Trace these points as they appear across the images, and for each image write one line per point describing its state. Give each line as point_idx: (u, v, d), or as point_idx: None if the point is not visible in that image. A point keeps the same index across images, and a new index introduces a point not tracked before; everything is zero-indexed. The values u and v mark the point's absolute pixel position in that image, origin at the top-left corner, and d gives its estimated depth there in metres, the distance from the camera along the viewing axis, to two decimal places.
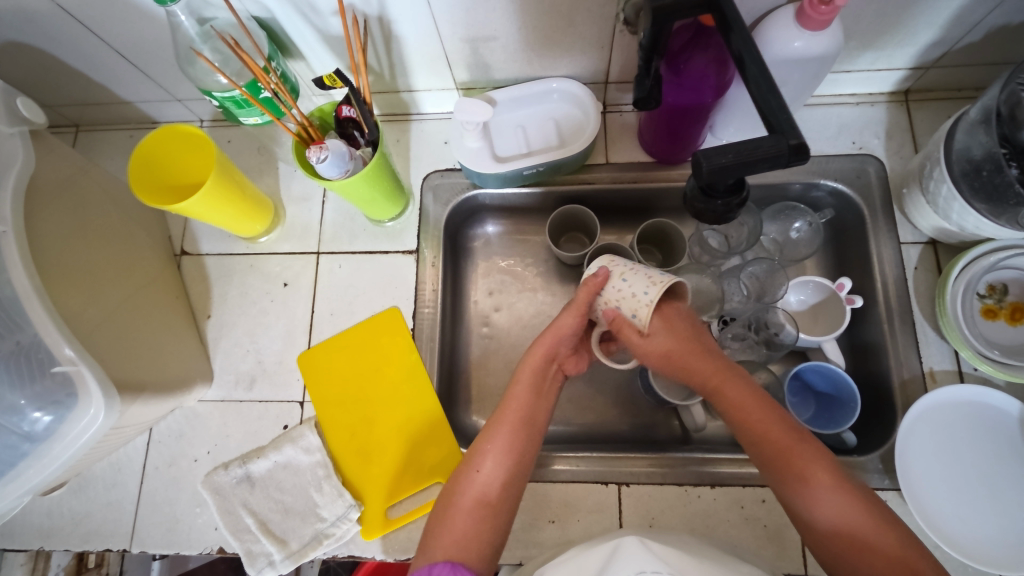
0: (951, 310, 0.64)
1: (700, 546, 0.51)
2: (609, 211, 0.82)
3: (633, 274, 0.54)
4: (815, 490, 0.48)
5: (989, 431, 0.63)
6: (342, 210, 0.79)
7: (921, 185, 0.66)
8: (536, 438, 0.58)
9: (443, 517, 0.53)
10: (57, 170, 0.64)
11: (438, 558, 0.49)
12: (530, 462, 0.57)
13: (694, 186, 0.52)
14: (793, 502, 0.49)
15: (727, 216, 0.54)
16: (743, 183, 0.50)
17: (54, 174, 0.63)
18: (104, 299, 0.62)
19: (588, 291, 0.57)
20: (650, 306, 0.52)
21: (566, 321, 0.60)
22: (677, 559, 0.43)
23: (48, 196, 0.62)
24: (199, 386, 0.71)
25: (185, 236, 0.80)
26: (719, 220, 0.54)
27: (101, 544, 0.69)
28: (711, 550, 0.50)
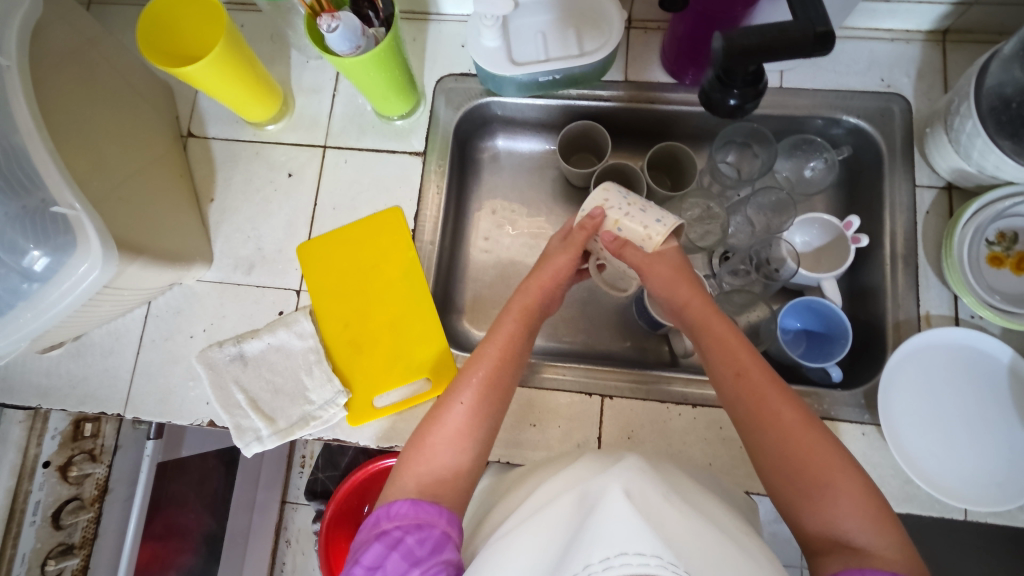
0: (957, 253, 0.63)
1: (676, 482, 0.45)
2: (622, 133, 0.81)
3: (628, 222, 0.58)
4: (799, 447, 0.46)
5: (974, 376, 0.63)
6: (351, 106, 0.78)
7: (946, 123, 0.64)
8: (517, 370, 0.56)
9: (421, 444, 0.51)
10: (65, 37, 0.62)
11: (409, 491, 0.47)
12: (507, 398, 0.54)
13: (711, 75, 0.51)
14: (792, 482, 0.46)
15: (741, 113, 0.53)
16: (762, 77, 0.50)
17: (62, 40, 0.62)
18: (110, 171, 0.62)
19: (585, 233, 0.60)
20: (655, 242, 0.57)
21: (562, 262, 0.61)
22: (664, 510, 0.37)
23: (56, 61, 0.60)
24: (199, 265, 0.72)
25: (192, 117, 0.79)
26: (731, 114, 0.53)
27: (96, 406, 0.71)
28: (687, 491, 0.45)
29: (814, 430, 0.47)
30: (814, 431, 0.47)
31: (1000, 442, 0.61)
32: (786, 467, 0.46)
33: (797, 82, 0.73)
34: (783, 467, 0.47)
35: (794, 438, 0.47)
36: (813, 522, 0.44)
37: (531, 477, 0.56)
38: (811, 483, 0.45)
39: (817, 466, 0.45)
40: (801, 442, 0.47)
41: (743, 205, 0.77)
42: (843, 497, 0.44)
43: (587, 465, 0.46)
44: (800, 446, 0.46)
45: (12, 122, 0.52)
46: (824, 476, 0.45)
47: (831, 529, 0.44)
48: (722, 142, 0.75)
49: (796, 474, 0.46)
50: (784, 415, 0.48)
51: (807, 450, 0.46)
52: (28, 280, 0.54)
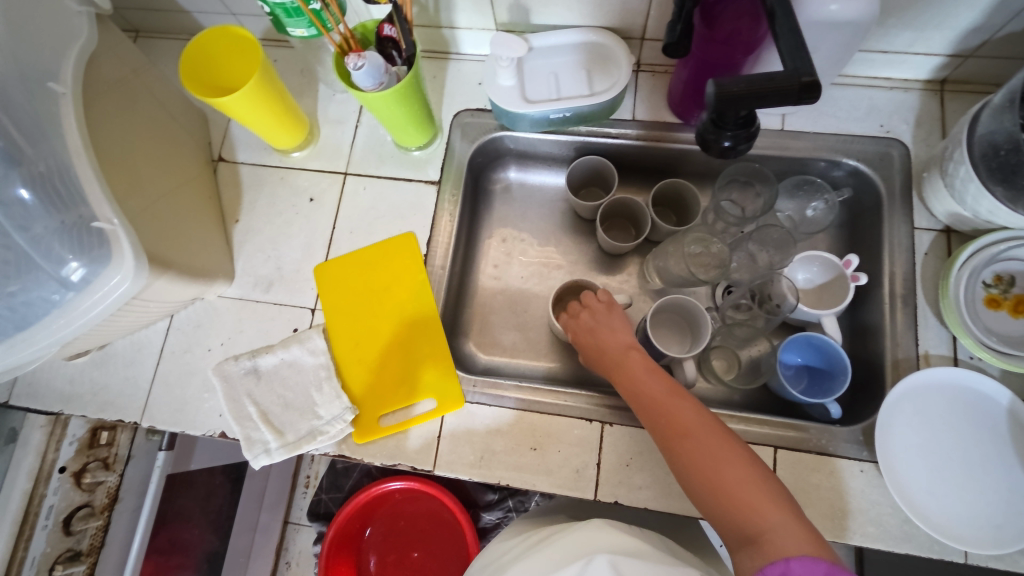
0: (953, 294, 0.64)
1: (653, 547, 0.52)
2: (631, 170, 0.86)
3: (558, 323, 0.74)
4: (701, 455, 0.50)
5: (975, 417, 0.63)
6: (372, 137, 0.82)
7: (942, 168, 0.66)
8: None
9: None
10: (113, 70, 0.67)
11: None
12: None
13: (705, 117, 0.54)
14: (701, 489, 0.50)
15: (733, 153, 0.56)
16: (754, 119, 0.53)
17: (111, 73, 0.67)
18: (147, 192, 0.66)
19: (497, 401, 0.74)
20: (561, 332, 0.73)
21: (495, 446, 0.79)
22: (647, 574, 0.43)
23: (103, 93, 0.65)
24: (221, 282, 0.76)
25: (224, 143, 0.84)
26: (723, 155, 0.56)
27: (115, 413, 0.74)
28: (665, 551, 0.51)
29: (713, 438, 0.51)
30: (712, 439, 0.51)
31: (1001, 485, 0.61)
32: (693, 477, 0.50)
33: (798, 124, 0.76)
34: (692, 477, 0.51)
35: (694, 446, 0.51)
36: (727, 521, 0.47)
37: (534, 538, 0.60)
38: (716, 486, 0.49)
39: (718, 469, 0.49)
40: (699, 449, 0.51)
41: (746, 241, 0.77)
42: (741, 493, 0.48)
43: (561, 552, 0.51)
44: (699, 452, 0.51)
45: (62, 141, 0.57)
46: (720, 477, 0.49)
47: (740, 525, 0.46)
48: (724, 181, 0.78)
49: (704, 480, 0.50)
50: (684, 426, 0.53)
51: (708, 458, 0.50)
52: (65, 289, 0.57)
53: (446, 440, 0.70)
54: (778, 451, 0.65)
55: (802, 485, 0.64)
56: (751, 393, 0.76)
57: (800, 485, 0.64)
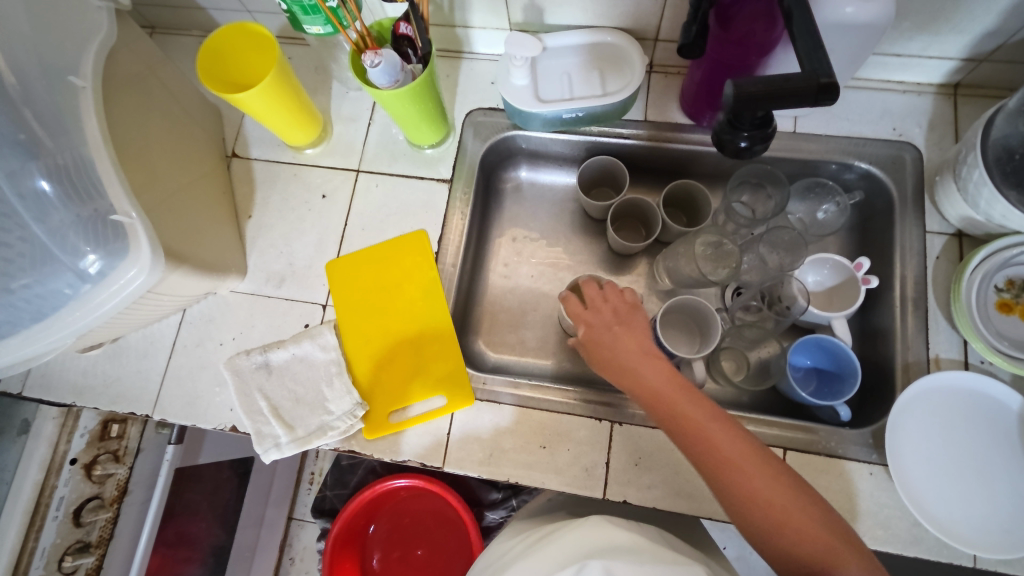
0: (965, 298, 0.64)
1: (654, 545, 0.52)
2: (642, 170, 0.86)
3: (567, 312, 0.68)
4: (760, 490, 0.47)
5: (986, 422, 0.63)
6: (385, 134, 0.83)
7: (955, 172, 0.66)
8: None
9: None
10: (130, 65, 0.68)
11: None
12: None
13: (722, 118, 0.54)
14: (759, 528, 0.46)
15: (749, 153, 0.56)
16: (771, 120, 0.53)
17: (128, 67, 0.67)
18: (163, 187, 0.67)
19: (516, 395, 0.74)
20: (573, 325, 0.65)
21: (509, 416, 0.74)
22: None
23: (121, 87, 0.65)
24: (233, 277, 0.76)
25: (237, 139, 0.85)
26: (739, 155, 0.56)
27: (127, 406, 0.75)
28: (666, 548, 0.52)
29: (770, 471, 0.48)
30: (768, 471, 0.48)
31: (1012, 489, 0.61)
32: (761, 518, 0.46)
33: (811, 126, 0.76)
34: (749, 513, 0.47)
35: (757, 481, 0.47)
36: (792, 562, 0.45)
37: (537, 536, 0.60)
38: (780, 526, 0.46)
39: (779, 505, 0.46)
40: (761, 485, 0.47)
41: (757, 243, 0.78)
42: (809, 536, 0.45)
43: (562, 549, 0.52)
44: (758, 487, 0.47)
45: (80, 134, 0.57)
46: (787, 518, 0.46)
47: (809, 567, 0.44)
48: (737, 183, 0.78)
49: (765, 517, 0.46)
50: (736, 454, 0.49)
51: (779, 496, 0.47)
52: (82, 280, 0.58)
53: (456, 437, 0.70)
54: (787, 452, 0.65)
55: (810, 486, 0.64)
56: (760, 395, 0.76)
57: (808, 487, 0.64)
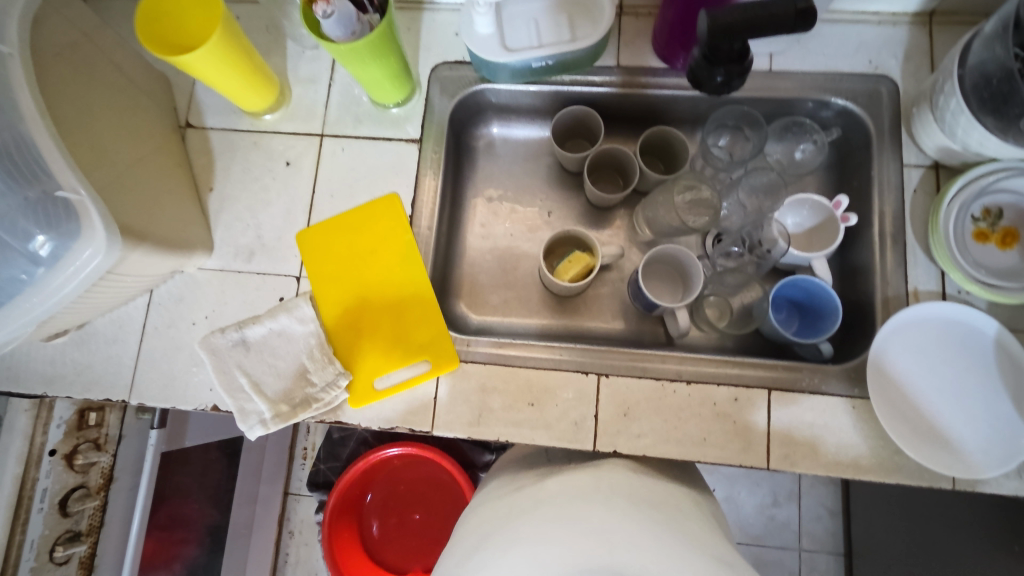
0: (943, 228, 0.64)
1: (627, 517, 0.51)
2: (616, 119, 0.84)
3: None
4: None
5: (964, 351, 0.64)
6: (347, 95, 0.79)
7: (931, 101, 0.65)
8: None
9: None
10: (65, 33, 0.62)
11: None
12: None
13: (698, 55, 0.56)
14: None
15: (726, 90, 0.58)
16: (746, 54, 0.55)
17: (63, 36, 0.62)
18: (115, 164, 0.63)
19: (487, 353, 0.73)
20: None
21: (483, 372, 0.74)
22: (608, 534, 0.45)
23: (56, 58, 0.60)
24: (200, 254, 0.73)
25: (190, 108, 0.80)
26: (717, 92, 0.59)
27: (101, 392, 0.73)
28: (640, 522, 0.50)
29: None
30: None
31: (992, 413, 0.62)
32: None
33: (786, 63, 0.74)
34: None
35: None
36: None
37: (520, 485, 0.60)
38: None
39: None
40: None
41: (736, 187, 0.78)
42: None
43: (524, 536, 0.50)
44: None
45: (16, 108, 0.53)
46: None
47: None
48: (714, 125, 0.77)
49: None
50: None
51: None
52: (34, 264, 0.55)
53: (443, 402, 0.70)
54: (772, 392, 0.66)
55: (795, 423, 0.65)
56: (743, 339, 0.77)
57: (792, 424, 0.65)
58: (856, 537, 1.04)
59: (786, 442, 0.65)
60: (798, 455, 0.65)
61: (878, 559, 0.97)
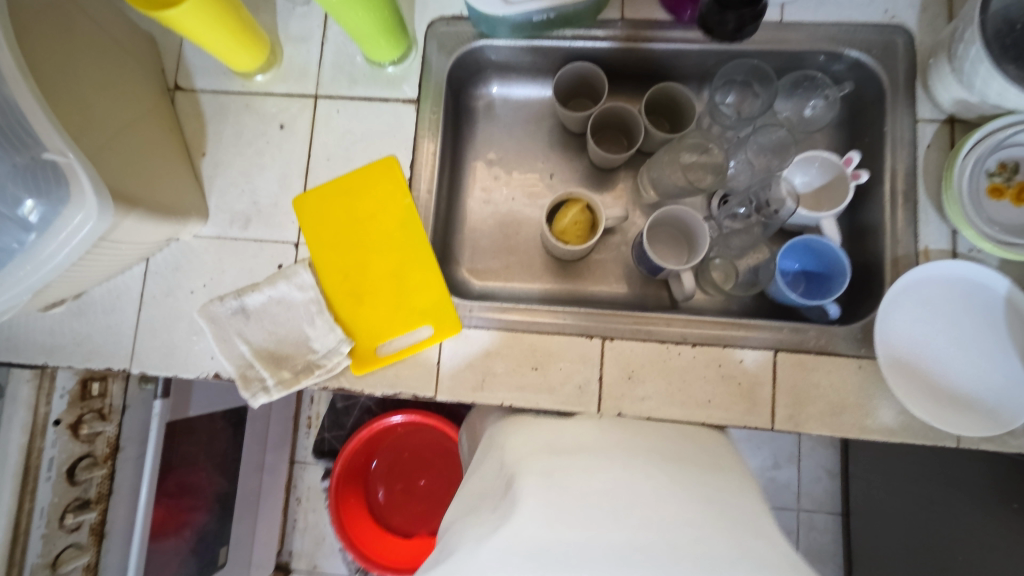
0: (956, 185, 0.63)
1: (629, 480, 0.51)
2: (620, 76, 0.81)
3: None
4: None
5: (973, 310, 0.63)
6: (341, 54, 0.76)
7: (950, 52, 0.63)
8: None
9: None
10: None
11: None
12: None
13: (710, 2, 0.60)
14: None
15: (741, 34, 0.62)
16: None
17: None
18: (104, 127, 0.61)
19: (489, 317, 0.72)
20: None
21: None
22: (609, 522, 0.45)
23: (33, 16, 0.56)
24: (195, 221, 0.72)
25: (179, 70, 0.77)
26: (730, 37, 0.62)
27: (103, 362, 0.72)
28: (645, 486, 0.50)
29: None
30: None
31: (1001, 372, 0.61)
32: None
33: (798, 14, 0.71)
34: None
35: None
36: None
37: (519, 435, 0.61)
38: None
39: None
40: None
41: (743, 144, 0.76)
42: None
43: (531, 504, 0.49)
44: None
45: None
46: None
47: None
48: (721, 81, 0.74)
49: None
50: None
51: None
52: (26, 230, 0.54)
53: (446, 366, 0.69)
54: (778, 352, 0.66)
55: (801, 385, 0.65)
56: (749, 301, 0.76)
57: (798, 385, 0.65)
58: (854, 496, 1.05)
59: (792, 403, 0.65)
60: (804, 416, 0.65)
61: (877, 517, 0.98)
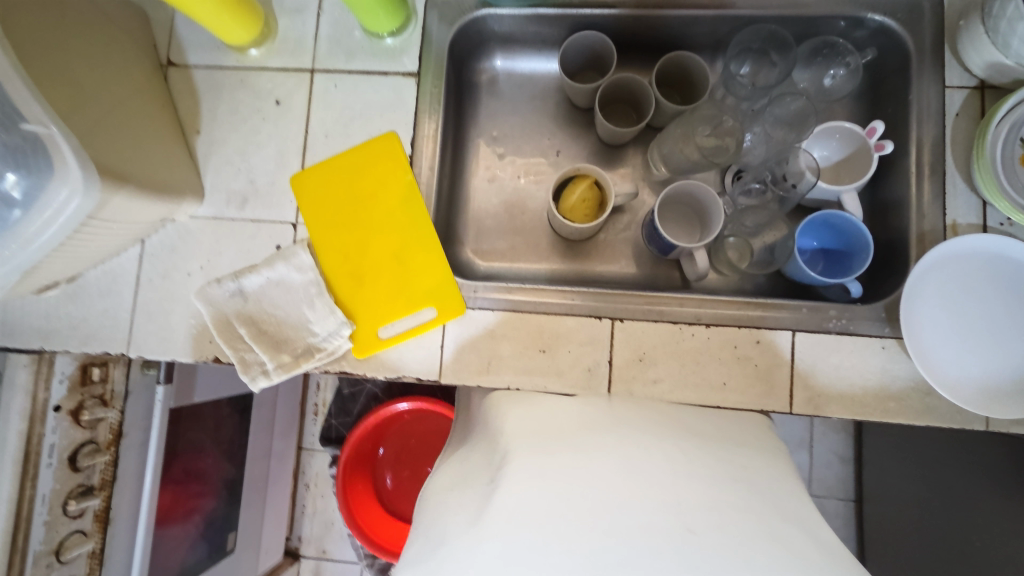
0: (989, 153, 0.59)
1: (647, 459, 0.47)
2: (630, 47, 0.77)
3: None
4: None
5: (1005, 285, 0.60)
6: (337, 25, 0.73)
7: (984, 11, 0.59)
8: None
9: None
10: None
11: None
12: None
13: None
14: None
15: None
16: None
17: None
18: (91, 100, 0.58)
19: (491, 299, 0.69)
20: None
21: None
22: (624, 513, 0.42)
23: None
24: (190, 201, 0.70)
25: (171, 44, 0.74)
26: None
27: (100, 347, 0.71)
28: (657, 467, 0.46)
29: None
30: None
31: None
32: None
33: None
34: None
35: None
36: None
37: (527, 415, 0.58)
38: None
39: None
40: None
41: (760, 117, 0.72)
42: None
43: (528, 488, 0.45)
44: None
45: None
46: None
47: None
48: (736, 49, 0.71)
49: None
50: None
51: None
52: (8, 207, 0.52)
53: (450, 349, 0.67)
54: (796, 332, 0.63)
55: (820, 366, 0.62)
56: (765, 281, 0.73)
57: (817, 367, 0.62)
58: (869, 482, 1.03)
59: (811, 385, 0.62)
60: (823, 398, 0.62)
61: (893, 503, 0.96)
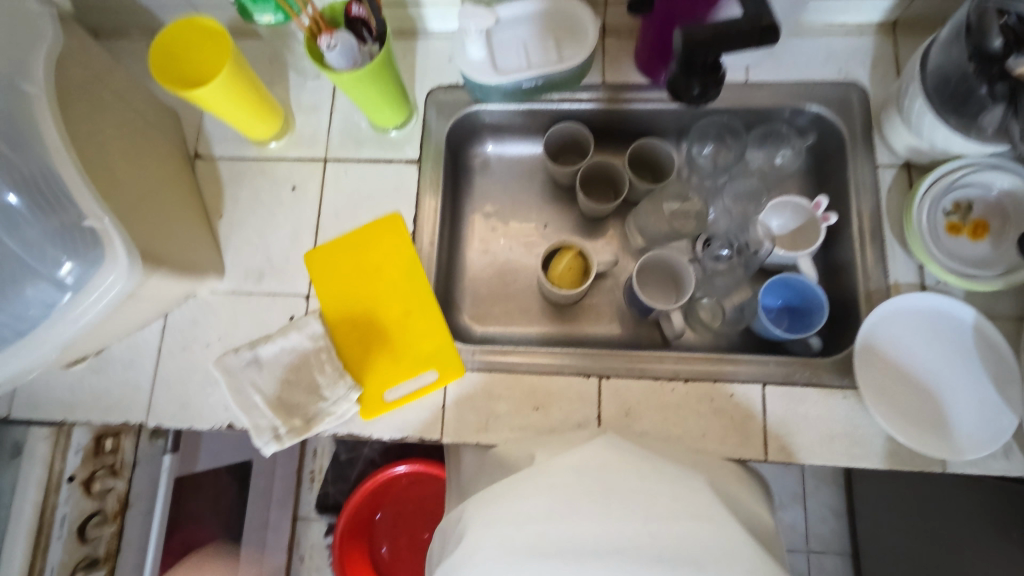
0: (917, 222, 0.68)
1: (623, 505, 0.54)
2: (605, 133, 0.88)
3: None
4: None
5: (946, 338, 0.68)
6: (348, 121, 0.83)
7: (899, 105, 0.70)
8: None
9: None
10: (81, 77, 0.65)
11: None
12: None
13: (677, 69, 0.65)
14: None
15: (704, 98, 0.68)
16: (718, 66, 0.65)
17: (81, 80, 0.65)
18: (134, 192, 0.66)
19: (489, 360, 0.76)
20: None
21: None
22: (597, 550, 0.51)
23: (75, 100, 0.63)
24: (212, 278, 0.76)
25: (199, 139, 0.84)
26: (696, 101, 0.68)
27: (120, 416, 0.75)
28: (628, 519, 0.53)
29: None
30: None
31: (977, 395, 0.65)
32: None
33: (762, 74, 0.79)
34: None
35: None
36: None
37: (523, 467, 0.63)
38: None
39: None
40: None
41: (720, 192, 0.83)
42: None
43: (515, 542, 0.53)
44: None
45: (42, 144, 0.57)
46: None
47: None
48: (698, 134, 0.82)
49: None
50: None
51: None
52: (61, 290, 0.59)
53: (451, 408, 0.72)
54: (766, 385, 0.69)
55: (789, 416, 0.68)
56: (737, 338, 0.80)
57: (787, 416, 0.68)
58: (859, 533, 1.06)
59: (782, 434, 0.68)
60: (795, 446, 0.67)
61: (882, 553, 0.99)
